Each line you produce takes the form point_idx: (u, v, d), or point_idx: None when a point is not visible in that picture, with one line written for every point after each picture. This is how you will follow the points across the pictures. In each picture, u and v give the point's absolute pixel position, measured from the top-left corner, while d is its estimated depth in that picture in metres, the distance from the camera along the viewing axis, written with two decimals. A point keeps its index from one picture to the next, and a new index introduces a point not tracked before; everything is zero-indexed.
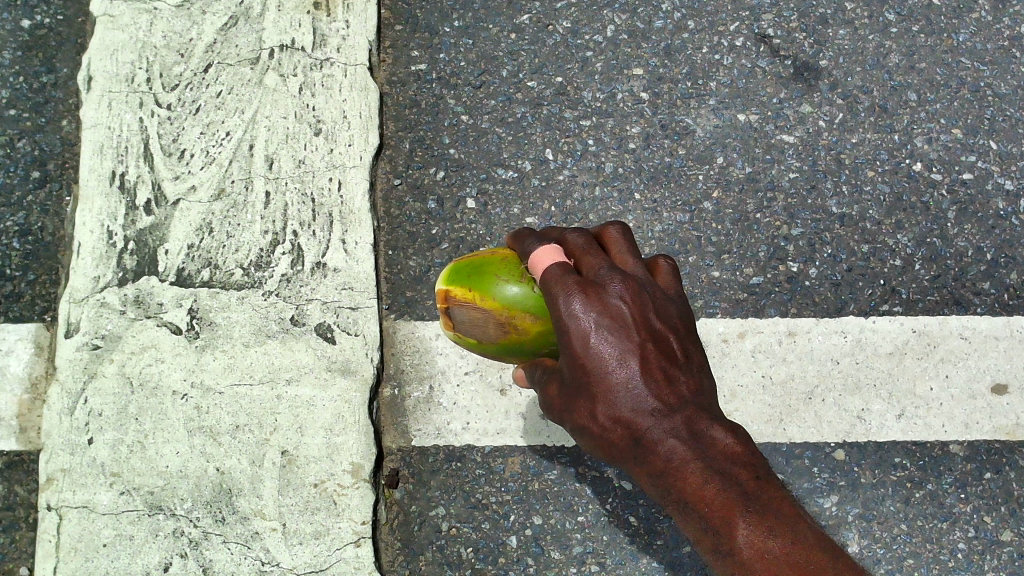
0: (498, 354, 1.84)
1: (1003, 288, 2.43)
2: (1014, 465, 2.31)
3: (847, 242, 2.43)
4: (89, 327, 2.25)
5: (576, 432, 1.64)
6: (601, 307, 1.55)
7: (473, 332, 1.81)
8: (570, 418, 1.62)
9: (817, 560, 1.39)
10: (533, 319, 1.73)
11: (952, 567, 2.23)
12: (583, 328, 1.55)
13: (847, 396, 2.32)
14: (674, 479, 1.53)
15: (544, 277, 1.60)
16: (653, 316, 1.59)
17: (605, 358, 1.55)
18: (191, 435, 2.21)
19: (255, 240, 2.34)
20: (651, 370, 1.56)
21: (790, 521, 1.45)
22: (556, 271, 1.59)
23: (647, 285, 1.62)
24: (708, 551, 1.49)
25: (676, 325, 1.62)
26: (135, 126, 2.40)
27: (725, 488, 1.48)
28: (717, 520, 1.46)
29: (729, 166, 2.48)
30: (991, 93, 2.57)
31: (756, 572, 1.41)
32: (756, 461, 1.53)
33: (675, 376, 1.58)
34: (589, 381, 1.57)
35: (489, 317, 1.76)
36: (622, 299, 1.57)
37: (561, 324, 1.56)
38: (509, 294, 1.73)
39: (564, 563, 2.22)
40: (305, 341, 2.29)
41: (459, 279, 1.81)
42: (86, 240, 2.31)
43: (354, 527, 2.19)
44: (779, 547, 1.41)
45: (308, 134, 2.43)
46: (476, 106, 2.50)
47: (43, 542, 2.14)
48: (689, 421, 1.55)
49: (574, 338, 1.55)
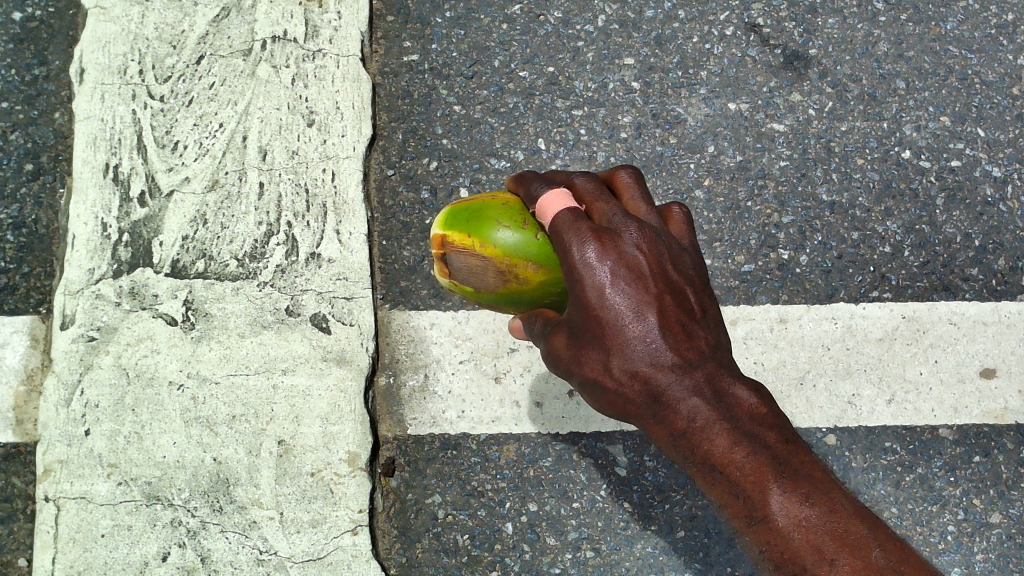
0: (498, 303, 1.86)
1: (991, 273, 2.45)
2: (1002, 448, 2.34)
3: (837, 230, 2.46)
4: (84, 319, 2.26)
5: (588, 387, 1.64)
6: (617, 258, 1.55)
7: (472, 280, 1.83)
8: (581, 372, 1.62)
9: (854, 529, 1.46)
10: (534, 268, 1.74)
11: (942, 549, 2.26)
12: (599, 279, 1.54)
13: (838, 381, 2.34)
14: (698, 441, 1.54)
15: (556, 224, 1.60)
16: (670, 268, 1.59)
17: (622, 310, 1.55)
18: (187, 425, 2.22)
19: (249, 231, 2.34)
20: (669, 324, 1.56)
21: (824, 489, 1.50)
22: (569, 217, 1.59)
23: (662, 235, 1.62)
24: (736, 515, 1.52)
25: (693, 278, 1.63)
26: (128, 118, 2.40)
27: (755, 453, 1.51)
28: (750, 487, 1.50)
29: (720, 154, 2.50)
30: (978, 81, 2.59)
31: (793, 540, 1.46)
32: (779, 422, 1.57)
33: (693, 330, 1.59)
34: (605, 334, 1.56)
35: (489, 265, 1.78)
36: (639, 249, 1.57)
37: (576, 273, 1.56)
38: (509, 241, 1.75)
39: (560, 549, 2.25)
40: (300, 331, 2.30)
41: (458, 224, 1.82)
42: (80, 232, 2.32)
43: (351, 515, 2.21)
44: (816, 515, 1.47)
45: (301, 125, 2.44)
46: (468, 97, 2.52)
47: (40, 533, 2.15)
48: (709, 377, 1.56)
49: (590, 289, 1.55)
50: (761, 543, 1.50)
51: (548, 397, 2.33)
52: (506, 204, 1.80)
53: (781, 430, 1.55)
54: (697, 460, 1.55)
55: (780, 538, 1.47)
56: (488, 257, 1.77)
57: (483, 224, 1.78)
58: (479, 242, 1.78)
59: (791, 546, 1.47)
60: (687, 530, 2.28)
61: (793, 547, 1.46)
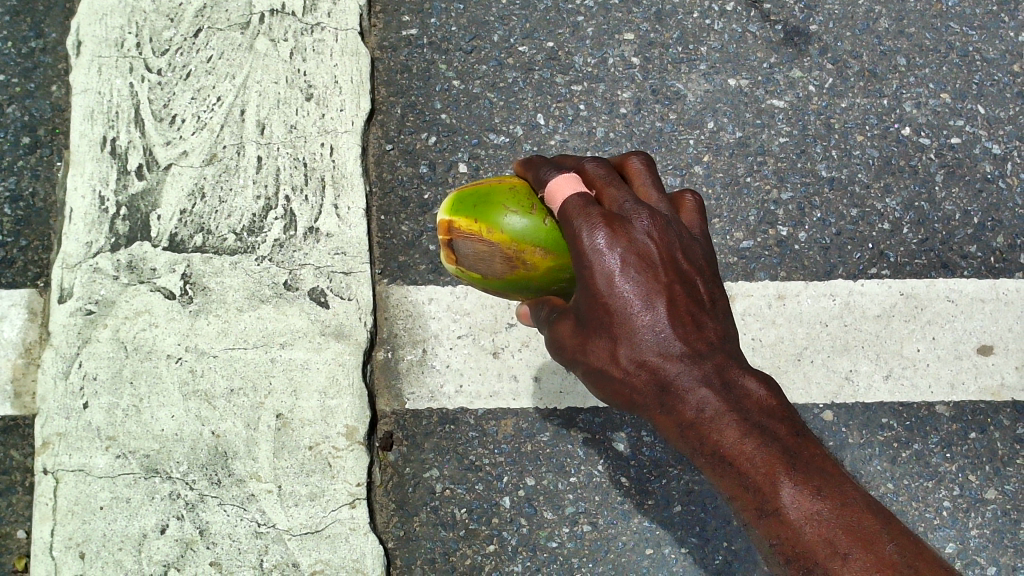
0: (504, 289, 1.86)
1: (989, 250, 2.45)
2: (998, 424, 2.34)
3: (836, 207, 2.45)
4: (82, 293, 2.25)
5: (594, 375, 1.65)
6: (627, 244, 1.55)
7: (478, 267, 1.82)
8: (588, 360, 1.63)
9: (870, 523, 1.40)
10: (542, 254, 1.75)
11: (937, 525, 2.27)
12: (609, 265, 1.55)
13: (836, 358, 2.35)
14: (706, 431, 1.53)
15: (566, 209, 1.60)
16: (680, 256, 1.60)
17: (630, 298, 1.55)
18: (186, 399, 2.22)
19: (247, 205, 2.34)
20: (678, 313, 1.57)
21: (837, 483, 1.46)
22: (579, 202, 1.59)
23: (673, 223, 1.63)
24: (745, 507, 1.50)
25: (703, 268, 1.63)
26: (125, 91, 2.39)
27: (766, 444, 1.49)
28: (760, 478, 1.47)
29: (720, 130, 2.49)
30: (979, 58, 2.59)
31: (804, 533, 1.42)
32: (790, 415, 1.54)
33: (702, 320, 1.59)
34: (613, 321, 1.57)
35: (496, 252, 1.77)
36: (650, 237, 1.57)
37: (585, 260, 1.56)
38: (517, 227, 1.75)
39: (557, 523, 2.25)
40: (298, 305, 2.30)
41: (464, 209, 1.81)
42: (78, 206, 2.31)
43: (349, 488, 2.21)
44: (828, 508, 1.42)
45: (299, 99, 2.43)
46: (467, 71, 2.51)
47: (39, 505, 2.15)
48: (719, 368, 1.56)
49: (599, 276, 1.56)
50: (772, 538, 1.46)
51: (546, 372, 2.33)
52: (512, 190, 1.79)
53: (791, 423, 1.52)
54: (706, 450, 1.53)
55: (790, 531, 1.43)
56: (494, 243, 1.77)
57: (489, 209, 1.77)
58: (486, 227, 1.77)
59: (802, 540, 1.42)
60: (684, 505, 2.29)
61: (803, 541, 1.42)
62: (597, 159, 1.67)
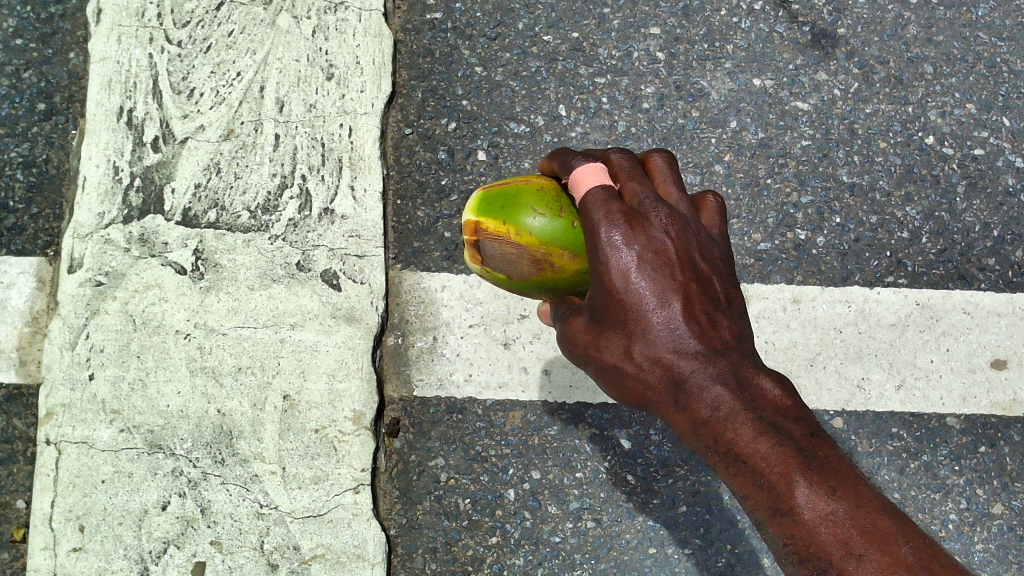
0: (528, 290, 1.84)
1: (1007, 264, 2.44)
2: (1008, 439, 2.33)
3: (856, 212, 2.43)
4: (92, 264, 2.23)
5: (606, 372, 1.62)
6: (645, 242, 1.54)
7: (505, 267, 1.80)
8: (601, 356, 1.61)
9: (884, 525, 1.38)
10: (569, 257, 1.73)
11: (942, 538, 2.25)
12: (625, 261, 1.53)
13: (848, 365, 2.33)
14: (720, 430, 1.50)
15: (587, 201, 1.59)
16: (697, 256, 1.59)
17: (645, 295, 1.53)
18: (193, 375, 2.20)
19: (263, 183, 2.32)
20: (693, 312, 1.55)
21: (852, 483, 1.43)
22: (600, 195, 1.58)
23: (691, 223, 1.62)
24: (759, 507, 1.47)
25: (719, 267, 1.61)
26: (144, 62, 2.37)
27: (780, 443, 1.46)
28: (774, 476, 1.44)
29: (742, 130, 2.47)
30: (1007, 69, 2.56)
31: (819, 533, 1.39)
32: (805, 416, 1.51)
33: (717, 320, 1.57)
34: (628, 318, 1.55)
35: (524, 254, 1.75)
36: (668, 234, 1.56)
37: (601, 255, 1.54)
38: (544, 228, 1.72)
39: (560, 518, 2.23)
40: (310, 286, 2.27)
41: (491, 210, 1.79)
42: (91, 175, 2.29)
43: (354, 473, 2.20)
44: (843, 509, 1.39)
45: (320, 79, 2.41)
46: (490, 58, 2.48)
47: (40, 476, 2.13)
48: (734, 367, 1.53)
49: (614, 271, 1.54)
50: (786, 538, 1.43)
51: (556, 365, 2.32)
52: (537, 191, 1.77)
53: (807, 423, 1.49)
54: (719, 449, 1.51)
55: (805, 531, 1.40)
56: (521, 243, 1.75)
57: (515, 210, 1.75)
58: (511, 228, 1.75)
59: (817, 540, 1.39)
60: (689, 505, 2.27)
61: (818, 541, 1.39)
62: (622, 153, 1.65)
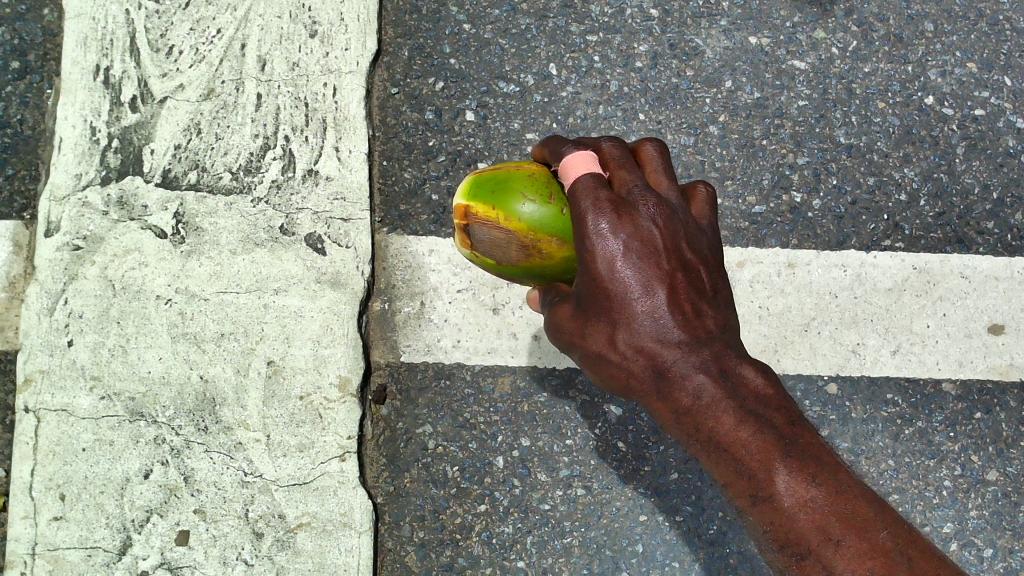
0: (516, 276, 1.78)
1: (1007, 228, 2.39)
2: (1004, 405, 2.29)
3: (853, 174, 2.37)
4: (70, 227, 2.18)
5: (590, 360, 1.58)
6: (632, 230, 1.49)
7: (493, 253, 1.74)
8: (585, 344, 1.56)
9: (864, 513, 1.35)
10: (559, 245, 1.67)
11: (936, 504, 2.23)
12: (611, 250, 1.48)
13: (843, 330, 2.29)
14: (702, 418, 1.47)
15: (575, 188, 1.54)
16: (684, 246, 1.53)
17: (630, 284, 1.49)
18: (174, 341, 2.15)
19: (245, 144, 2.26)
20: (679, 300, 1.50)
21: (833, 471, 1.40)
22: (589, 182, 1.52)
23: (680, 212, 1.56)
24: (739, 496, 1.43)
25: (706, 258, 1.56)
26: (121, 18, 2.30)
27: (762, 431, 1.42)
28: (754, 465, 1.40)
29: (737, 90, 2.40)
30: (1009, 27, 2.50)
31: (798, 521, 1.36)
32: (788, 404, 1.48)
33: (702, 309, 1.53)
34: (612, 306, 1.50)
35: (513, 239, 1.69)
36: (655, 223, 1.51)
37: (586, 243, 1.50)
38: (533, 214, 1.67)
39: (550, 486, 2.20)
40: (294, 250, 2.22)
41: (481, 194, 1.73)
42: (68, 135, 2.23)
43: (340, 441, 2.16)
44: (822, 496, 1.36)
45: (303, 36, 2.34)
46: (479, 15, 2.40)
47: (20, 444, 2.09)
48: (717, 355, 1.49)
49: (600, 260, 1.49)
50: (765, 526, 1.40)
51: (546, 331, 2.27)
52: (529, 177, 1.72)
53: (789, 411, 1.45)
54: (701, 438, 1.47)
55: (784, 519, 1.37)
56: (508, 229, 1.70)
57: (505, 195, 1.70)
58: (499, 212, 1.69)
59: (795, 528, 1.36)
60: (681, 473, 2.24)
61: (796, 529, 1.36)
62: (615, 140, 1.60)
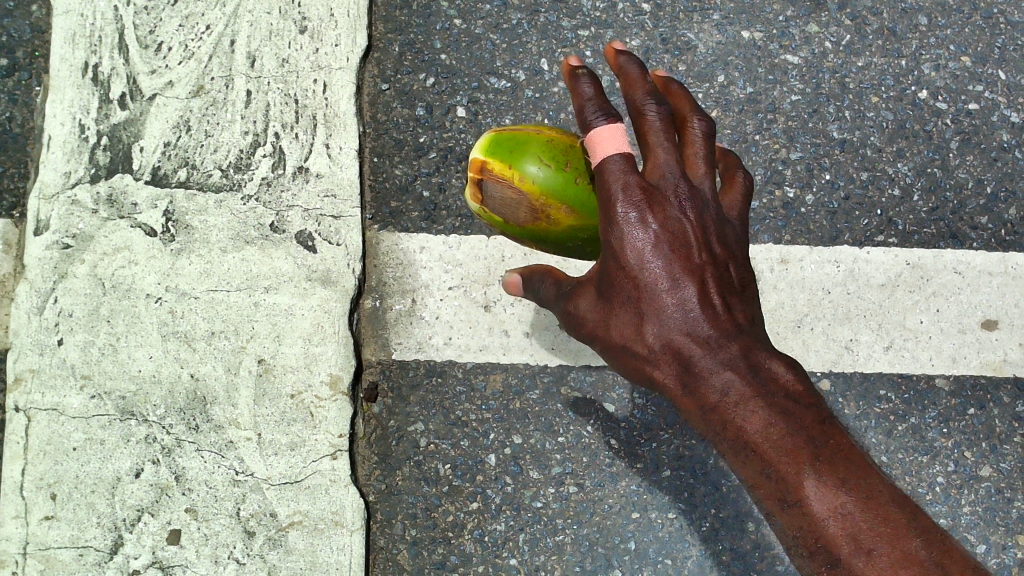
0: (522, 236, 1.78)
1: (1000, 223, 2.38)
2: (998, 401, 2.29)
3: (846, 169, 2.37)
4: (59, 226, 2.17)
5: (615, 351, 1.61)
6: (662, 221, 1.52)
7: (503, 211, 1.74)
8: (611, 336, 1.60)
9: (895, 520, 1.37)
10: (567, 213, 1.67)
11: (929, 500, 2.22)
12: (639, 241, 1.52)
13: (836, 326, 2.28)
14: (731, 417, 1.50)
15: (605, 167, 1.53)
16: (712, 240, 1.56)
17: (658, 278, 1.53)
18: (165, 340, 2.15)
19: (235, 141, 2.24)
20: (708, 295, 1.54)
21: (864, 475, 1.41)
22: (620, 163, 1.52)
23: (711, 203, 1.58)
24: (766, 497, 1.46)
25: (732, 250, 1.59)
26: (109, 15, 2.28)
27: (792, 431, 1.45)
28: (783, 468, 1.43)
29: (730, 84, 2.39)
30: (1003, 21, 2.48)
31: (828, 527, 1.38)
32: (817, 403, 1.50)
33: (730, 305, 1.56)
34: (640, 298, 1.54)
35: (523, 201, 1.69)
36: (686, 214, 1.54)
37: (616, 231, 1.53)
38: (545, 178, 1.66)
39: (543, 483, 2.20)
40: (285, 248, 2.21)
41: (498, 151, 1.71)
42: (56, 133, 2.22)
43: (331, 439, 2.15)
44: (853, 502, 1.38)
45: (293, 32, 2.32)
46: (470, 10, 2.39)
47: (10, 444, 2.08)
48: (745, 353, 1.52)
49: (629, 251, 1.52)
50: (793, 530, 1.43)
51: (538, 328, 2.26)
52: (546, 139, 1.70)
53: (818, 412, 1.47)
54: (728, 436, 1.50)
55: (813, 524, 1.40)
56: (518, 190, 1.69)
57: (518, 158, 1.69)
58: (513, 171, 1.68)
59: (825, 534, 1.39)
60: (673, 470, 2.24)
61: (826, 534, 1.39)
62: (659, 108, 1.56)
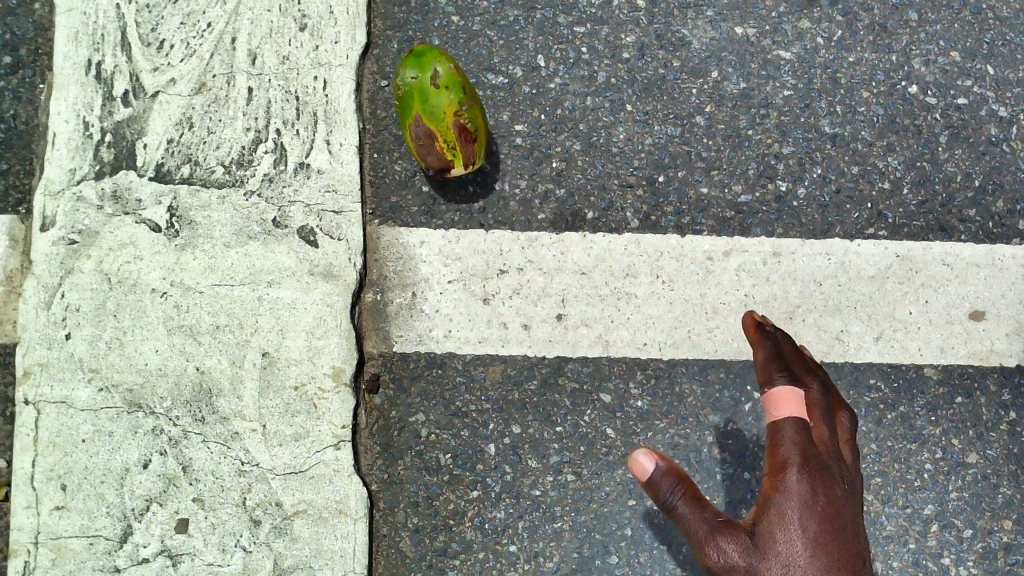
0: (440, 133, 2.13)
1: (988, 215, 2.43)
2: (985, 390, 2.34)
3: (837, 163, 2.41)
4: (65, 221, 2.21)
5: (752, 552, 1.76)
6: (831, 475, 1.84)
7: (433, 153, 2.15)
8: (763, 553, 1.75)
9: None
10: (415, 78, 2.12)
11: (917, 486, 2.28)
12: (796, 475, 1.81)
13: (827, 317, 2.33)
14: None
15: (783, 426, 1.87)
16: (846, 509, 1.83)
17: (824, 517, 1.78)
18: (171, 334, 2.19)
19: (237, 138, 2.28)
20: (840, 536, 1.78)
21: None
22: (794, 392, 1.91)
23: (844, 467, 1.91)
24: None
25: (859, 501, 1.90)
26: (112, 13, 2.31)
27: None
28: None
29: (723, 80, 2.44)
30: (992, 16, 2.51)
31: None
32: None
33: (860, 551, 1.79)
34: (807, 525, 1.77)
35: (416, 136, 2.15)
36: (840, 481, 1.86)
37: (788, 474, 1.81)
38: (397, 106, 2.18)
39: (541, 472, 2.25)
40: (287, 243, 2.26)
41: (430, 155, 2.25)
42: (61, 131, 2.25)
43: (334, 430, 2.20)
44: None
45: (293, 30, 2.35)
46: (468, 7, 2.42)
47: (21, 436, 2.13)
48: None
49: (801, 495, 1.79)
50: None
51: (536, 320, 2.30)
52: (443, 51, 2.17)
53: None
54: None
55: None
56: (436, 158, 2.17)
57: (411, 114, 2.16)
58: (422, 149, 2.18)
59: None
60: (668, 458, 2.29)
61: None
62: (821, 387, 1.99)
